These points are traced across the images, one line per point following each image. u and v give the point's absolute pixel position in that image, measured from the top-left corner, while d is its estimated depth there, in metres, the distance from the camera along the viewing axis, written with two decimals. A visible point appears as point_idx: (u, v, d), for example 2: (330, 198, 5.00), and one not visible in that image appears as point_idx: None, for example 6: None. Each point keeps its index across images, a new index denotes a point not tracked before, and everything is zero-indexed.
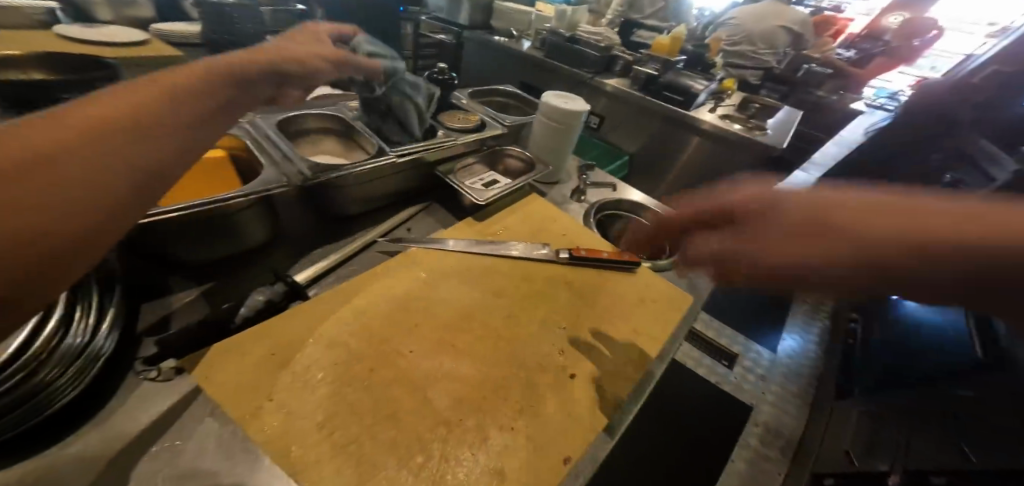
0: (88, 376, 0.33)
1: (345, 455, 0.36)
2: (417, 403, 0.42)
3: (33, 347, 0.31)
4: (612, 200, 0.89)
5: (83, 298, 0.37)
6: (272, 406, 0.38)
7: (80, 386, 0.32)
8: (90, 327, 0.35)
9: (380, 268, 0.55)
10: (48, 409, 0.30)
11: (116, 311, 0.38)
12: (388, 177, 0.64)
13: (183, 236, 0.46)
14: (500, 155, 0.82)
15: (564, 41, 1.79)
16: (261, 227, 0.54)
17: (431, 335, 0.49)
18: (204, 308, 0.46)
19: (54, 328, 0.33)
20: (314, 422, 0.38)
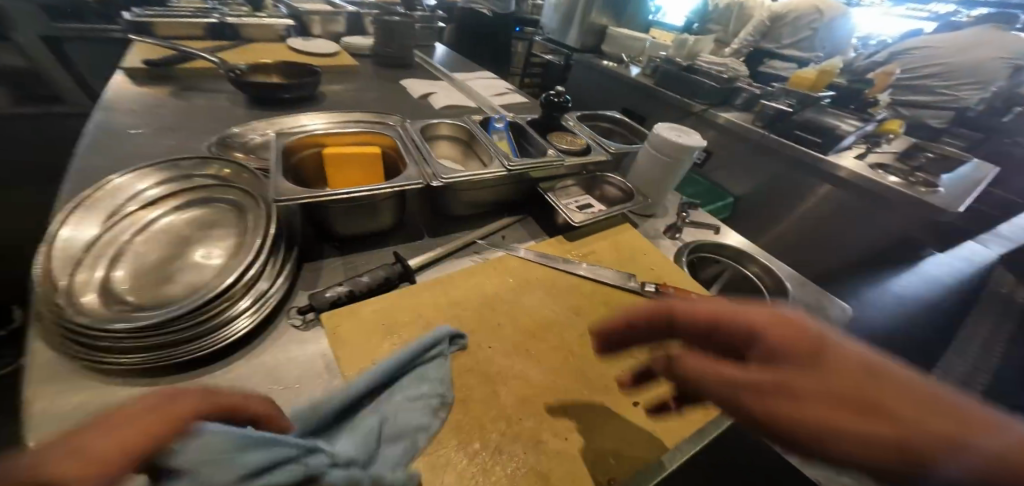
0: (259, 314, 0.47)
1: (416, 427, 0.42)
2: (486, 395, 0.46)
3: (237, 285, 0.46)
4: (713, 242, 0.84)
5: (273, 254, 0.52)
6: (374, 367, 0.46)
7: (252, 321, 0.47)
8: (270, 278, 0.50)
9: (475, 269, 0.61)
10: (232, 334, 0.45)
11: (286, 268, 0.52)
12: (494, 188, 0.73)
13: (340, 214, 0.59)
14: (599, 182, 0.84)
15: (680, 69, 1.73)
16: (392, 215, 0.65)
17: (510, 337, 0.53)
18: (341, 274, 0.58)
19: (252, 274, 0.48)
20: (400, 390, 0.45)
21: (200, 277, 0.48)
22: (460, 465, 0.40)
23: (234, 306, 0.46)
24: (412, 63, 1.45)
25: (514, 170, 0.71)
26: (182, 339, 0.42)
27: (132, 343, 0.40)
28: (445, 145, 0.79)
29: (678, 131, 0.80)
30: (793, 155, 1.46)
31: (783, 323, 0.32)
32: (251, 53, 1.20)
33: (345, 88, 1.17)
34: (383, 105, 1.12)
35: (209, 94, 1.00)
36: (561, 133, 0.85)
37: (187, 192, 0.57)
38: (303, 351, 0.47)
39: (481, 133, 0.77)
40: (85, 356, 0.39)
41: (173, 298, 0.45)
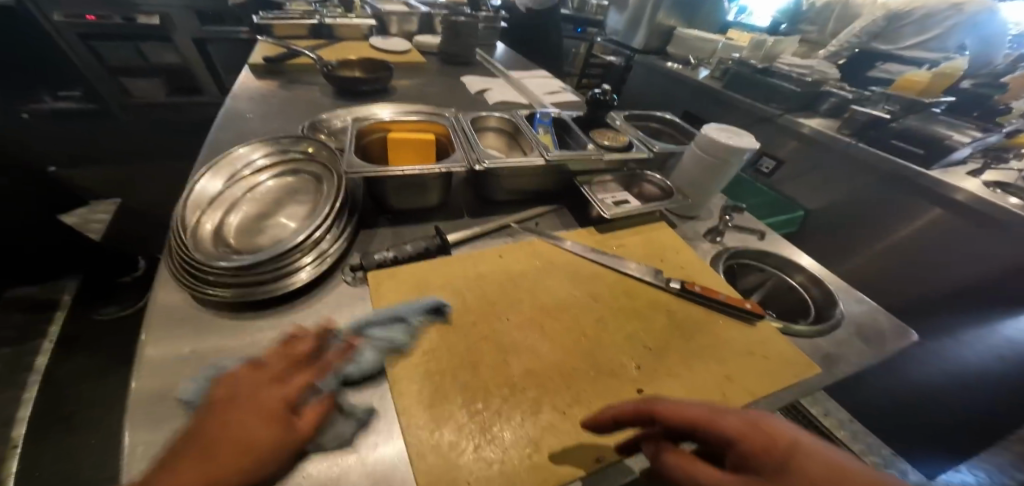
0: (319, 268, 0.56)
1: (430, 381, 0.47)
2: (497, 362, 0.51)
3: (306, 241, 0.56)
4: (754, 249, 0.82)
5: (338, 218, 0.61)
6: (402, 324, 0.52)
7: (314, 273, 0.56)
8: (334, 238, 0.60)
9: (504, 249, 0.66)
10: (297, 281, 0.54)
11: (344, 233, 0.62)
12: (534, 177, 0.77)
13: (394, 189, 0.67)
14: (638, 180, 0.86)
15: (754, 72, 1.61)
16: (438, 194, 0.72)
17: (528, 314, 0.58)
18: (391, 241, 0.66)
19: (318, 234, 0.57)
20: (420, 348, 0.51)
21: (280, 233, 0.58)
22: (461, 419, 0.45)
23: (298, 260, 0.55)
24: (473, 62, 1.56)
25: (553, 161, 0.75)
26: (257, 282, 0.52)
27: (227, 279, 0.52)
28: (493, 137, 0.86)
29: (727, 132, 0.77)
30: (887, 169, 1.24)
31: (751, 432, 0.35)
32: (339, 51, 1.37)
33: (413, 84, 1.29)
34: (445, 100, 1.22)
35: (305, 86, 1.17)
36: (603, 130, 0.87)
37: (282, 160, 0.68)
38: (347, 304, 0.55)
39: (526, 126, 0.81)
40: (195, 284, 0.52)
41: (258, 247, 0.56)
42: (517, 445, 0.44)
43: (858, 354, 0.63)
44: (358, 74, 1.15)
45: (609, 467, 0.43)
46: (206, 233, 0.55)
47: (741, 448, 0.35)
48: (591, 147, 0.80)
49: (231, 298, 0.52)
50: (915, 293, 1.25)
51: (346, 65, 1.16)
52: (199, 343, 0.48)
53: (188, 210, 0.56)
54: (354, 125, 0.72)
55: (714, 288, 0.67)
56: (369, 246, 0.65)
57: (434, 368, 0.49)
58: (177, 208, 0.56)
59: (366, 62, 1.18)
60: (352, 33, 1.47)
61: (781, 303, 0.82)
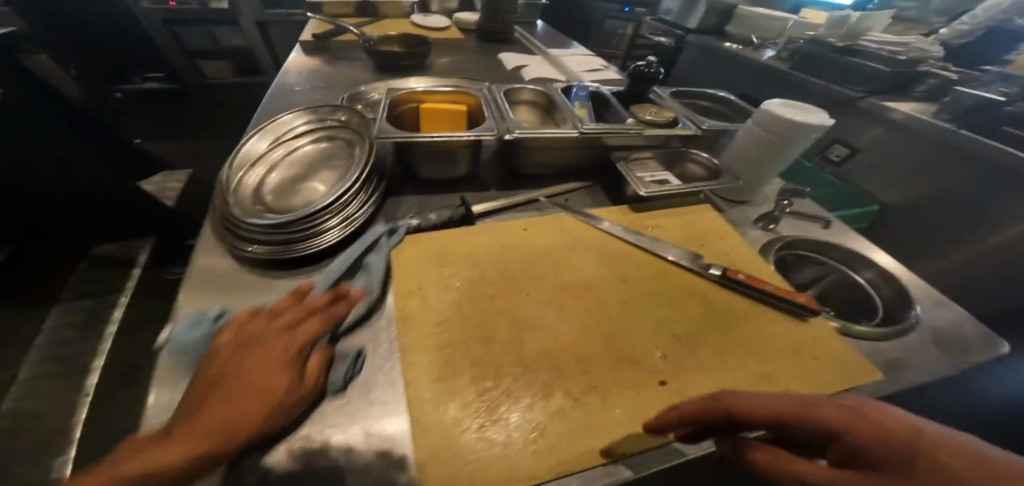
0: (348, 229, 0.58)
1: (440, 353, 0.47)
2: (511, 340, 0.49)
3: (335, 202, 0.57)
4: (813, 239, 0.73)
5: (367, 183, 0.61)
6: (418, 292, 0.51)
7: (342, 234, 0.57)
8: (362, 201, 0.60)
9: (529, 223, 0.63)
10: (326, 241, 0.56)
11: (372, 197, 0.62)
12: (566, 149, 0.73)
13: (421, 156, 0.66)
14: (682, 157, 0.79)
15: (831, 51, 1.41)
16: (466, 163, 0.71)
17: (548, 290, 0.55)
18: (416, 209, 0.66)
19: (348, 196, 0.58)
20: (434, 317, 0.50)
21: (311, 195, 0.59)
22: (469, 395, 0.43)
23: (325, 222, 0.56)
24: (512, 39, 1.53)
25: (587, 133, 0.70)
26: (284, 240, 0.53)
27: (262, 236, 0.54)
28: (527, 110, 0.83)
29: (793, 108, 0.67)
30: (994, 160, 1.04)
31: (862, 422, 0.30)
32: (381, 28, 1.39)
33: (452, 62, 1.28)
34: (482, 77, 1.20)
35: (349, 62, 1.20)
36: (646, 104, 0.80)
37: (320, 127, 0.69)
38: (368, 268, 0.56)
39: (562, 98, 0.77)
40: (231, 240, 0.54)
41: (289, 208, 0.57)
42: (524, 428, 0.42)
43: (933, 362, 0.53)
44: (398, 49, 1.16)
45: (622, 461, 0.40)
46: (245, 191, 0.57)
47: (854, 443, 0.29)
48: (631, 121, 0.74)
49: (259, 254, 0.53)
50: (1018, 308, 1.06)
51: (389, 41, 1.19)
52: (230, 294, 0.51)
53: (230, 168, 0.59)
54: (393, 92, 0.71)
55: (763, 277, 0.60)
56: (395, 212, 0.65)
57: (446, 339, 0.48)
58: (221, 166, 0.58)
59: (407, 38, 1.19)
60: (396, 11, 1.49)
61: (843, 300, 0.73)
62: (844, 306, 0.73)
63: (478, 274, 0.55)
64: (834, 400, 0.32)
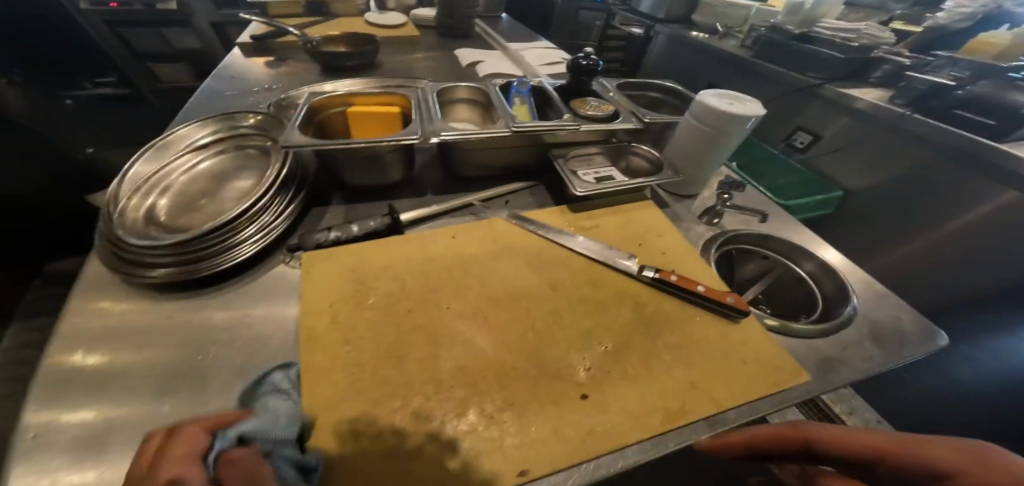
0: (264, 241, 0.54)
1: (348, 374, 0.44)
2: (426, 356, 0.47)
3: (248, 212, 0.53)
4: (754, 234, 0.72)
5: (285, 192, 0.57)
6: (328, 310, 0.48)
7: (257, 247, 0.53)
8: (280, 211, 0.56)
9: (459, 230, 0.60)
10: (239, 256, 0.52)
11: (292, 206, 0.58)
12: (503, 149, 0.69)
13: (343, 163, 0.62)
14: (625, 152, 0.76)
15: (789, 38, 1.39)
16: (397, 167, 0.66)
17: (473, 301, 0.52)
18: (340, 218, 0.62)
19: (262, 205, 0.54)
20: (343, 335, 0.47)
21: (224, 206, 0.55)
22: (373, 420, 0.41)
23: (241, 232, 0.52)
24: (471, 34, 1.48)
25: (521, 131, 0.66)
26: (194, 258, 0.49)
27: (163, 258, 0.48)
28: (465, 110, 0.79)
29: (728, 99, 0.65)
30: (949, 143, 1.03)
31: (964, 462, 0.32)
32: (331, 27, 1.34)
33: (404, 60, 1.23)
34: (434, 75, 1.16)
35: (294, 63, 1.15)
36: (588, 99, 0.77)
37: (229, 135, 0.64)
38: (281, 286, 0.53)
39: (498, 96, 0.74)
40: (130, 268, 0.48)
41: (198, 222, 0.53)
42: (430, 451, 0.40)
43: (867, 360, 0.53)
44: (343, 48, 1.12)
45: (532, 483, 0.39)
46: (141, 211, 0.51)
47: (963, 482, 0.31)
48: (568, 117, 0.72)
49: (165, 278, 0.48)
50: (973, 290, 1.07)
51: (331, 41, 1.13)
52: (125, 327, 0.47)
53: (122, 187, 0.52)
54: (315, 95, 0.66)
55: (695, 277, 0.58)
56: (317, 222, 0.60)
57: (356, 359, 0.45)
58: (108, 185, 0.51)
59: (353, 37, 1.14)
60: (348, 9, 1.44)
61: (786, 296, 0.72)
62: (790, 301, 0.72)
63: (396, 289, 0.52)
64: (928, 437, 0.35)
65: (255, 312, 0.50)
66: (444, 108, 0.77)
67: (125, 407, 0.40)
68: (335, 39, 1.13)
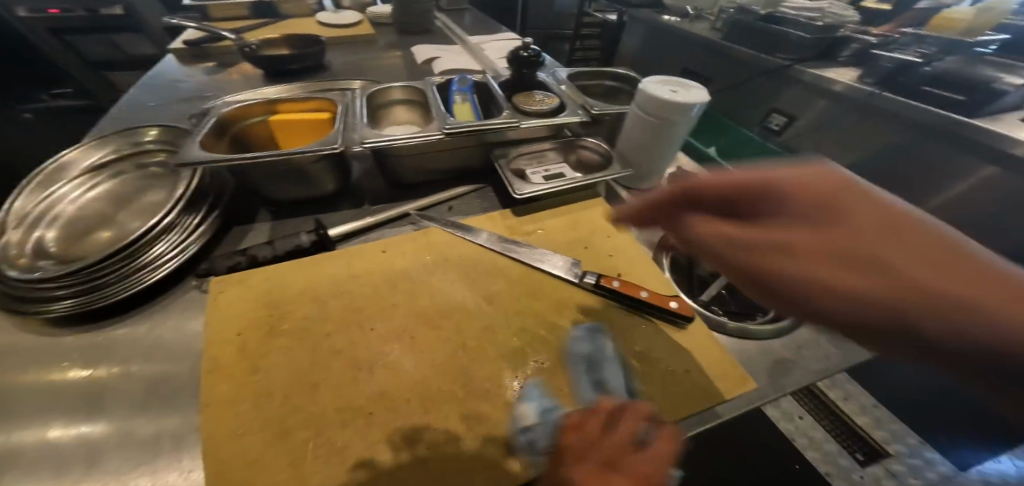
0: (175, 262, 0.49)
1: (254, 406, 0.40)
2: (344, 382, 0.43)
3: (156, 229, 0.48)
4: None
5: (195, 209, 0.53)
6: (237, 339, 0.45)
7: (168, 270, 0.48)
8: (191, 227, 0.51)
9: (389, 243, 0.56)
10: (148, 281, 0.46)
11: (206, 222, 0.53)
12: (441, 152, 0.64)
13: (262, 178, 0.57)
14: (574, 147, 0.70)
15: (756, 19, 1.35)
16: (329, 178, 0.62)
17: (400, 320, 0.49)
18: (264, 238, 0.57)
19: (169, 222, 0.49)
20: (253, 365, 0.43)
21: (126, 228, 0.51)
22: (278, 458, 0.37)
23: (151, 252, 0.47)
24: (431, 29, 1.43)
25: (454, 132, 0.61)
26: (88, 287, 0.44)
27: (57, 292, 0.43)
28: (404, 113, 0.76)
29: (672, 86, 0.62)
30: (920, 120, 1.00)
31: (846, 191, 0.28)
32: (280, 28, 1.28)
33: (357, 60, 1.18)
34: (386, 74, 1.11)
35: (237, 68, 1.09)
36: (534, 92, 0.73)
37: (127, 155, 0.59)
38: (187, 310, 0.48)
39: (434, 97, 0.70)
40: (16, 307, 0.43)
41: (97, 248, 0.48)
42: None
43: (824, 358, 0.50)
44: (287, 50, 1.06)
45: None
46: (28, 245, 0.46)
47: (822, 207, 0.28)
48: (508, 113, 0.67)
49: (56, 312, 0.43)
50: None
51: (275, 43, 1.08)
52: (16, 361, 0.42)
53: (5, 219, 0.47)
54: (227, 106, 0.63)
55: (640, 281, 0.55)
56: (238, 243, 0.56)
57: (264, 391, 0.41)
58: None
59: (298, 38, 1.09)
60: (299, 9, 1.38)
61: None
62: None
63: (317, 311, 0.48)
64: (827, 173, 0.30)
65: (160, 340, 0.45)
66: (378, 112, 0.73)
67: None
68: (279, 41, 1.08)
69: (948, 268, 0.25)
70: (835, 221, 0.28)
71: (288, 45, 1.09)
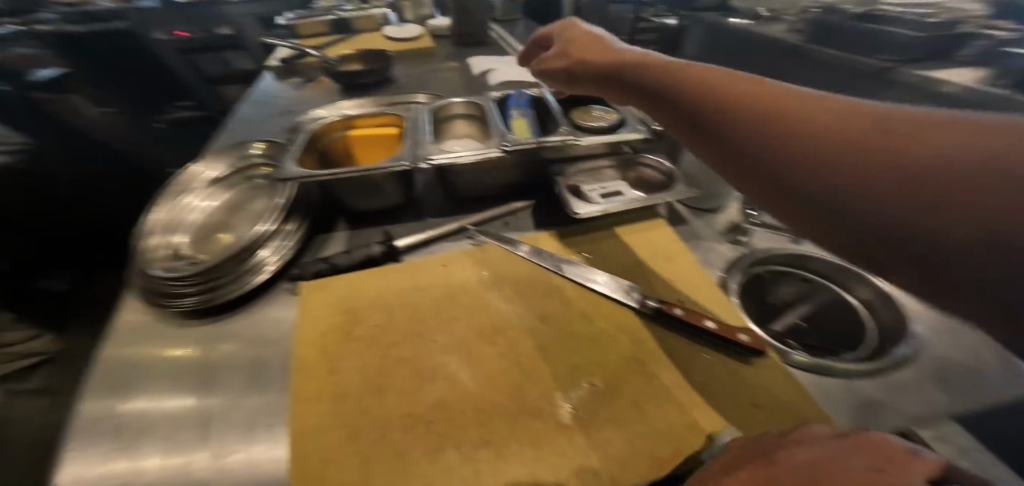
0: (273, 266, 0.56)
1: (330, 404, 0.45)
2: (407, 390, 0.46)
3: (261, 239, 0.56)
4: (786, 254, 0.62)
5: (291, 220, 0.60)
6: (318, 341, 0.50)
7: (268, 273, 0.55)
8: (288, 235, 0.59)
9: (450, 258, 0.60)
10: (253, 282, 0.54)
11: (297, 229, 0.60)
12: (499, 169, 0.66)
13: (341, 191, 0.63)
14: (634, 164, 0.68)
15: (846, 19, 1.22)
16: (398, 192, 0.66)
17: (459, 334, 0.52)
18: (341, 246, 0.64)
19: (270, 231, 0.57)
20: (330, 366, 0.48)
21: (236, 234, 0.59)
22: (348, 452, 0.41)
23: (257, 257, 0.55)
24: (488, 41, 1.48)
25: (513, 150, 0.62)
26: (209, 285, 0.52)
27: (184, 289, 0.51)
28: (463, 128, 0.78)
29: None
30: None
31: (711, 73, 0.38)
32: (351, 44, 1.40)
33: (420, 73, 1.26)
34: (445, 86, 1.17)
35: (315, 83, 1.21)
36: (593, 107, 0.73)
37: (236, 170, 0.69)
38: (276, 309, 0.54)
39: (493, 113, 0.71)
40: (156, 301, 0.52)
41: (215, 251, 0.56)
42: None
43: (925, 404, 0.43)
44: (358, 66, 1.16)
45: None
46: (166, 249, 0.55)
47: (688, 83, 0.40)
48: (567, 129, 0.66)
49: (186, 306, 0.51)
50: None
51: (348, 60, 1.17)
52: (153, 336, 0.50)
53: (151, 228, 0.57)
54: (312, 125, 0.69)
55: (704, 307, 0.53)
56: (320, 250, 0.63)
57: (339, 390, 0.46)
58: (137, 230, 0.56)
59: (368, 54, 1.18)
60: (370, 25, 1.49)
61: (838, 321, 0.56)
62: None
63: (385, 320, 0.53)
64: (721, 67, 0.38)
65: (259, 333, 0.51)
66: (441, 127, 0.76)
67: (128, 419, 0.42)
68: (352, 56, 1.18)
69: (728, 96, 0.35)
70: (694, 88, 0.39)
71: (359, 60, 1.19)
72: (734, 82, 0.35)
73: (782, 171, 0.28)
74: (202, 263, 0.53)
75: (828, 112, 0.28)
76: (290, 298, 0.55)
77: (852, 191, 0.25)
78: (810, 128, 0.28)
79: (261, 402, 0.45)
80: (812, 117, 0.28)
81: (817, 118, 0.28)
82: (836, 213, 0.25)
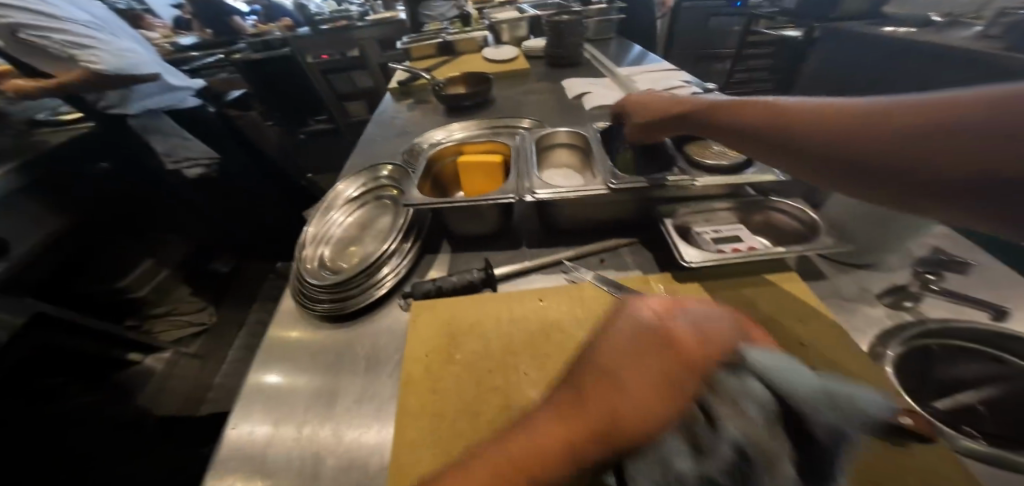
0: (391, 283, 0.63)
1: (428, 418, 0.49)
2: (496, 417, 0.48)
3: (385, 258, 0.64)
4: (987, 330, 0.44)
5: (407, 242, 0.67)
6: (423, 355, 0.55)
7: (386, 290, 0.63)
8: (405, 255, 0.66)
9: (546, 292, 0.61)
10: (374, 296, 0.61)
11: (412, 251, 0.67)
12: (603, 205, 0.64)
13: (448, 216, 0.68)
14: (759, 207, 0.60)
15: None
16: (499, 220, 0.70)
17: (550, 370, 0.52)
18: (446, 268, 0.69)
19: (392, 252, 0.65)
20: (431, 382, 0.52)
21: (364, 250, 0.68)
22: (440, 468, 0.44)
23: (379, 274, 0.63)
24: (582, 61, 1.48)
25: (620, 189, 0.60)
26: (342, 296, 0.60)
27: (324, 296, 0.61)
28: (563, 158, 0.79)
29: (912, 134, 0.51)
30: None
31: (759, 106, 0.51)
32: (456, 67, 1.52)
33: (517, 94, 1.31)
34: (539, 107, 1.20)
35: (423, 105, 1.35)
36: (710, 141, 0.67)
37: (368, 189, 0.79)
38: (388, 320, 0.61)
39: (597, 145, 0.70)
40: (303, 303, 0.62)
41: (349, 265, 0.66)
42: None
43: None
44: (462, 90, 1.26)
45: None
46: (315, 259, 0.66)
47: (748, 110, 0.52)
48: (682, 167, 0.62)
49: (324, 311, 0.61)
50: None
51: (454, 84, 1.28)
52: (296, 327, 0.61)
53: (305, 238, 0.69)
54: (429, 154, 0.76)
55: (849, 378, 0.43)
56: (428, 270, 0.68)
57: (437, 407, 0.50)
58: (296, 240, 0.68)
59: (471, 77, 1.27)
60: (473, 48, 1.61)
61: None
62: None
63: (482, 343, 0.56)
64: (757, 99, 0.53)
65: (375, 340, 0.58)
66: (541, 157, 0.78)
67: (276, 399, 0.51)
68: (457, 80, 1.28)
69: (788, 116, 0.47)
70: (757, 114, 0.51)
71: (463, 83, 1.29)
72: (785, 107, 0.48)
73: (864, 153, 0.39)
74: (338, 275, 0.63)
75: (869, 109, 0.40)
76: (402, 313, 0.62)
77: (877, 149, 0.38)
78: (867, 122, 0.40)
79: (372, 405, 0.51)
80: (834, 114, 0.43)
81: (843, 115, 0.42)
82: (908, 173, 0.36)
